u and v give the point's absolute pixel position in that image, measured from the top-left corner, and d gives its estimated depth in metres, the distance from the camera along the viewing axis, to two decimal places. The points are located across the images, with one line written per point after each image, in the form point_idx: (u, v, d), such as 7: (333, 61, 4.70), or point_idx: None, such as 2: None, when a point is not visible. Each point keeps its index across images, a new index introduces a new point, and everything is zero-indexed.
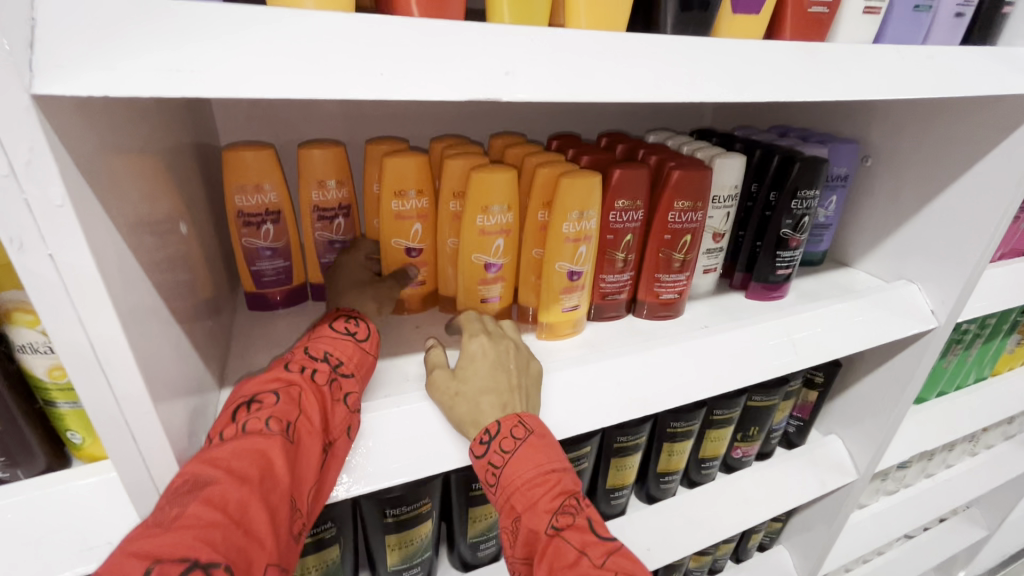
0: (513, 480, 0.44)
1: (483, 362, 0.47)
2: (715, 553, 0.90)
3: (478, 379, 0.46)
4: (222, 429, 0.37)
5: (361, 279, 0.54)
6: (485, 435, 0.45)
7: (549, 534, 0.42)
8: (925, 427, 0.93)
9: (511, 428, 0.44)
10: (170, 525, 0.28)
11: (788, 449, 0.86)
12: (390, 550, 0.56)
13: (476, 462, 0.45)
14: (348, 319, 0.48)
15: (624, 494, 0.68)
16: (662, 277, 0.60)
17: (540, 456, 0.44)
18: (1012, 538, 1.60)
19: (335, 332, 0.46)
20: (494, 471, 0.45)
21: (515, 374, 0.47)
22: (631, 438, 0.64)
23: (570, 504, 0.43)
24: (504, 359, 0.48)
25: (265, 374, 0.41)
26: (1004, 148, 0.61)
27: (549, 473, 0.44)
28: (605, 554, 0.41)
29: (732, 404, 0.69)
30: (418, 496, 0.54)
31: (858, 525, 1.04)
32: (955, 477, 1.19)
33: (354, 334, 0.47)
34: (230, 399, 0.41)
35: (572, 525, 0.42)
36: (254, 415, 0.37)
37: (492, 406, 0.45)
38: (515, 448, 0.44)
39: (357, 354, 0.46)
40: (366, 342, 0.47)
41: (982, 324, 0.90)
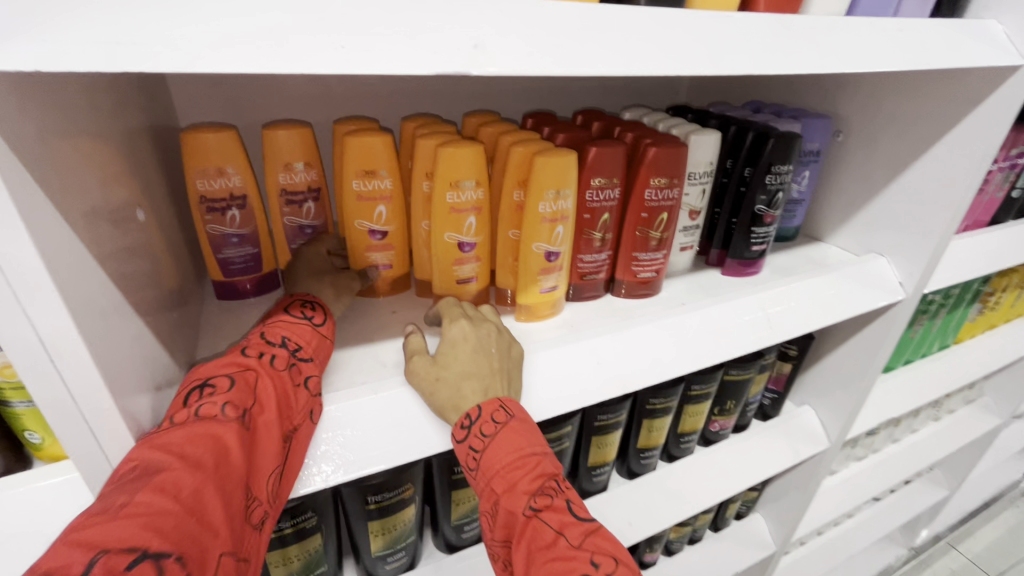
0: (491, 466, 0.44)
1: (465, 346, 0.46)
2: (694, 524, 0.93)
3: (460, 364, 0.46)
4: (173, 414, 0.35)
5: (318, 266, 0.53)
6: (466, 420, 0.44)
7: (527, 515, 0.42)
8: (893, 395, 0.96)
9: (492, 412, 0.44)
10: (117, 512, 0.27)
11: (763, 421, 0.88)
12: (373, 536, 0.56)
13: (457, 447, 0.45)
14: (303, 303, 0.47)
15: (605, 471, 0.69)
16: (639, 255, 0.60)
17: (520, 439, 0.44)
18: (971, 496, 1.70)
19: (292, 317, 0.45)
20: (474, 456, 0.45)
21: (497, 358, 0.47)
22: (612, 416, 0.65)
23: (549, 486, 0.43)
24: (486, 342, 0.47)
25: (220, 359, 0.40)
26: (970, 122, 0.62)
27: (528, 456, 0.44)
28: (583, 535, 0.41)
29: (710, 379, 0.70)
30: (400, 482, 0.54)
31: (830, 492, 1.08)
32: (921, 441, 1.24)
33: (311, 319, 0.46)
34: (184, 382, 0.39)
35: (551, 506, 0.42)
36: (207, 400, 0.36)
37: (474, 391, 0.45)
38: (495, 432, 0.44)
39: (314, 338, 0.45)
40: (323, 325, 0.47)
41: (947, 294, 0.93)
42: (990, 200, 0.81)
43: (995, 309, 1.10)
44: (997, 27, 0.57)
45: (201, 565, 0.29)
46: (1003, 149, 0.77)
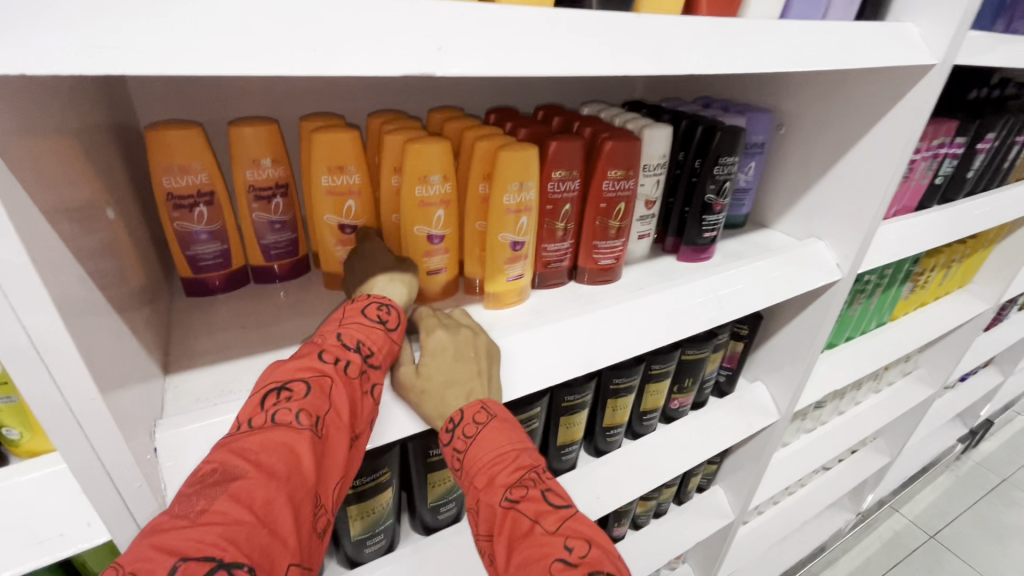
0: (474, 467, 0.47)
1: (445, 354, 0.49)
2: (659, 497, 0.98)
3: (442, 373, 0.49)
4: (253, 415, 0.37)
5: (387, 261, 0.52)
6: (450, 424, 0.48)
7: (504, 507, 0.45)
8: (836, 369, 1.04)
9: (473, 414, 0.48)
10: (196, 519, 0.29)
11: (719, 397, 0.93)
12: (352, 521, 0.58)
13: (444, 449, 0.50)
14: (380, 308, 0.47)
15: (573, 450, 0.73)
16: (600, 244, 0.63)
17: (501, 437, 0.48)
18: (911, 462, 1.84)
19: (371, 318, 0.46)
20: (459, 455, 0.49)
21: (476, 362, 0.50)
22: (577, 397, 0.68)
23: (527, 478, 0.46)
24: (464, 349, 0.50)
25: (298, 359, 0.41)
26: (893, 115, 0.68)
27: (506, 452, 0.47)
28: (557, 522, 0.43)
29: (668, 359, 0.75)
30: (377, 466, 0.56)
31: (783, 462, 1.16)
32: (864, 412, 1.34)
33: (386, 323, 0.47)
34: (263, 376, 0.41)
35: (527, 496, 0.45)
36: (284, 405, 0.38)
37: (457, 397, 0.49)
38: (477, 432, 0.48)
39: (386, 344, 0.46)
40: (396, 330, 0.47)
41: (882, 275, 1.01)
42: (916, 187, 0.89)
43: (925, 287, 1.20)
44: (914, 29, 0.63)
45: (270, 574, 0.31)
46: (926, 141, 0.84)
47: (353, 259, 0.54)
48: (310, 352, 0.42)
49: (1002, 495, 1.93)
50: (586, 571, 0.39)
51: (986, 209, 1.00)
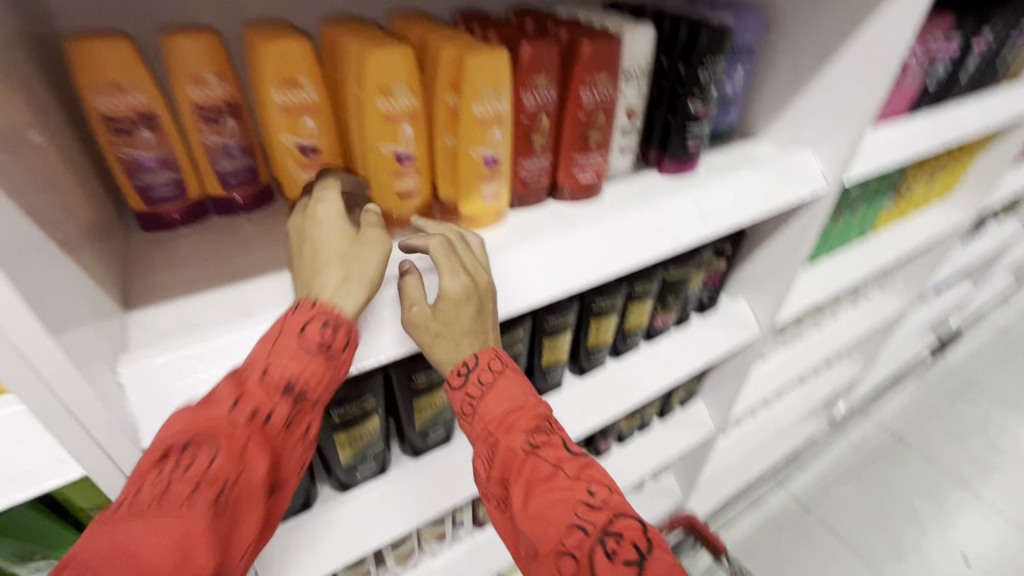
0: (489, 415, 0.48)
1: (466, 306, 0.48)
2: (643, 414, 1.02)
3: (459, 324, 0.48)
4: (142, 485, 0.33)
5: (339, 248, 0.43)
6: (463, 368, 0.49)
7: (526, 451, 0.45)
8: (816, 284, 1.05)
9: (488, 361, 0.49)
10: None
11: (701, 314, 0.94)
12: (341, 448, 0.58)
13: (452, 393, 0.49)
14: (324, 324, 0.42)
15: (558, 370, 0.74)
16: (580, 159, 0.60)
17: (514, 389, 0.49)
18: (882, 371, 1.92)
19: (307, 348, 0.41)
20: (470, 402, 0.49)
21: (491, 315, 0.50)
22: (561, 318, 0.67)
23: (543, 427, 0.47)
24: (483, 304, 0.49)
25: (205, 411, 0.37)
26: (891, 8, 0.64)
27: (522, 403, 0.48)
28: (577, 468, 0.44)
29: (651, 277, 0.74)
30: (360, 394, 0.55)
31: (761, 376, 1.20)
32: (842, 325, 1.38)
33: (328, 347, 0.42)
34: (162, 428, 0.37)
35: (546, 443, 0.46)
36: (184, 478, 0.34)
37: (471, 346, 0.49)
38: (492, 380, 0.49)
39: (324, 375, 0.42)
40: (341, 353, 0.43)
41: (867, 187, 1.00)
42: (908, 90, 0.85)
43: (908, 199, 1.19)
44: None
45: None
46: (921, 39, 0.80)
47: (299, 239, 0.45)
48: (225, 398, 0.39)
49: (964, 397, 2.06)
50: (610, 515, 0.41)
51: (977, 113, 0.97)
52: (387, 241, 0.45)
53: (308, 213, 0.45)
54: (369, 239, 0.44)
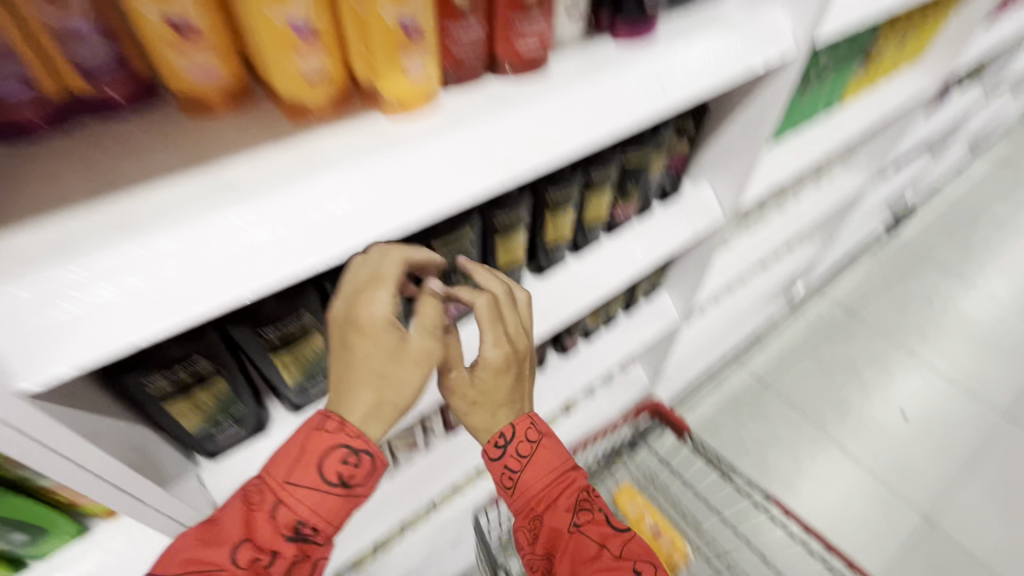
0: (533, 476, 0.71)
1: (505, 384, 0.66)
2: (607, 309, 1.02)
3: (497, 400, 0.67)
4: None
5: (379, 366, 0.46)
6: (501, 440, 0.68)
7: (573, 530, 0.67)
8: (780, 163, 1.01)
9: (522, 429, 0.70)
10: None
11: (663, 201, 0.90)
12: (284, 369, 0.55)
13: (490, 449, 0.68)
14: (345, 457, 0.47)
15: (514, 271, 0.71)
16: (518, 21, 0.49)
17: (552, 464, 0.72)
18: (840, 251, 1.97)
19: (320, 482, 0.46)
20: (510, 476, 0.71)
21: (523, 376, 0.66)
22: (511, 214, 0.62)
23: (585, 508, 0.69)
24: (515, 394, 0.69)
25: (203, 550, 0.43)
26: None
27: (561, 476, 0.72)
28: (618, 547, 0.64)
29: (609, 161, 0.68)
30: (296, 309, 0.51)
31: (724, 263, 1.20)
32: (804, 207, 1.37)
33: (341, 484, 0.47)
34: (178, 542, 0.45)
35: (588, 521, 0.68)
36: None
37: (504, 416, 0.68)
38: (528, 458, 0.69)
39: (332, 513, 0.47)
40: (355, 491, 0.48)
41: (836, 52, 0.93)
42: None
43: (876, 65, 1.13)
44: None
45: None
46: None
47: (342, 332, 0.47)
48: (233, 531, 0.45)
49: (912, 270, 2.16)
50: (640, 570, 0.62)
51: None
52: (429, 362, 0.49)
53: (351, 311, 0.46)
54: (408, 363, 0.48)
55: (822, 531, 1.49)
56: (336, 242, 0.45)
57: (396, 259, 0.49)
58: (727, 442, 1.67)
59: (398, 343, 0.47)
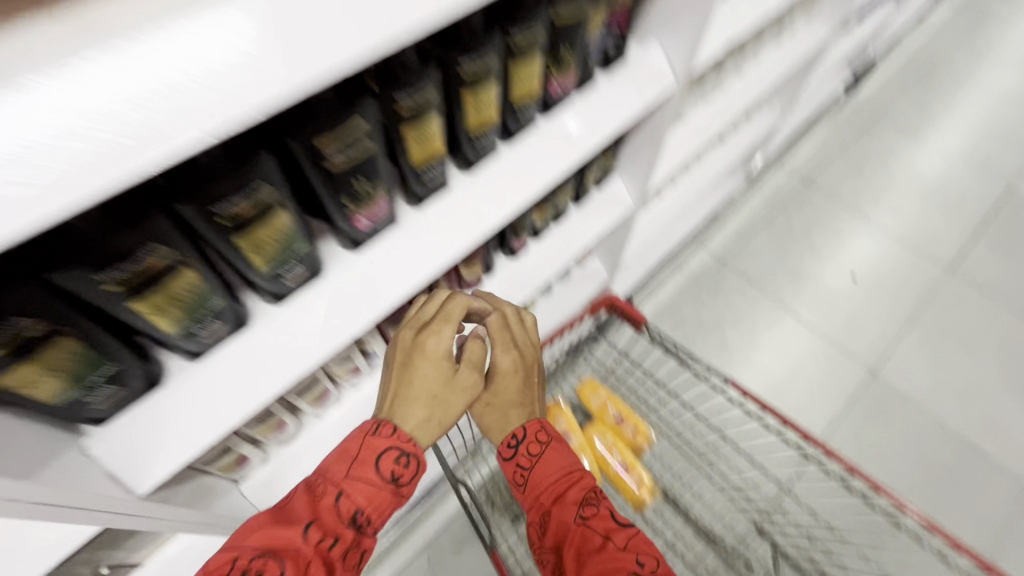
0: (542, 472, 0.75)
1: (512, 384, 0.80)
2: (554, 202, 0.94)
3: (506, 401, 0.79)
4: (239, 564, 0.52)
5: (432, 389, 0.68)
6: (514, 440, 0.77)
7: (578, 522, 0.68)
8: (738, 13, 0.87)
9: (536, 431, 0.77)
10: None
11: (606, 69, 0.77)
12: (157, 317, 0.45)
13: (507, 463, 0.77)
14: (396, 454, 0.63)
15: (434, 170, 0.61)
16: None
17: (560, 459, 0.75)
18: (799, 117, 1.88)
19: (377, 477, 0.62)
20: (522, 471, 0.76)
21: (534, 394, 0.81)
22: (415, 97, 0.50)
23: (591, 500, 0.71)
24: (530, 405, 0.80)
25: (278, 530, 0.55)
26: None
27: (569, 473, 0.74)
28: (626, 539, 0.65)
29: (533, 19, 0.55)
30: (143, 240, 0.39)
31: (678, 139, 1.10)
32: (764, 67, 1.24)
33: (393, 481, 0.63)
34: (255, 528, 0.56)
35: (594, 514, 0.69)
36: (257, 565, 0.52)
37: (518, 417, 0.78)
38: (539, 450, 0.76)
39: (379, 497, 0.62)
40: (402, 485, 0.64)
41: None
42: None
43: None
44: None
45: None
46: None
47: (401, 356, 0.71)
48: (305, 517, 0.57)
49: (868, 130, 2.10)
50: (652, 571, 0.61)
51: None
52: (471, 391, 0.72)
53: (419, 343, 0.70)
54: (456, 390, 0.71)
55: (776, 394, 1.59)
56: (191, 120, 0.31)
57: (458, 304, 0.73)
58: (687, 325, 1.71)
59: (445, 376, 0.70)
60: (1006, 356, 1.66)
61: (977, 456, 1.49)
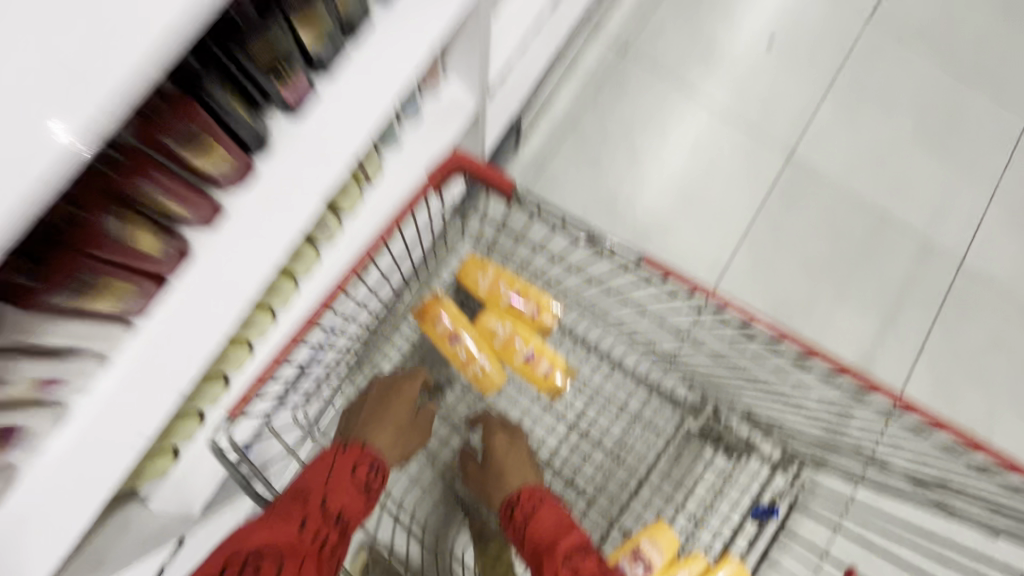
0: (538, 524, 0.78)
1: (507, 449, 0.92)
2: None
3: (504, 461, 0.90)
4: (240, 559, 0.63)
5: (399, 420, 0.90)
6: (510, 506, 0.82)
7: (568, 570, 0.71)
8: None
9: (529, 496, 0.82)
10: None
11: None
12: None
13: (506, 523, 0.82)
14: (370, 470, 0.80)
15: None
16: None
17: (551, 514, 0.79)
18: None
19: (356, 489, 0.76)
20: (519, 530, 0.79)
21: (529, 457, 0.92)
22: None
23: (581, 551, 0.73)
24: (519, 455, 0.91)
25: (276, 534, 0.66)
26: None
27: (563, 528, 0.76)
28: None
29: None
30: None
31: None
32: None
33: (369, 488, 0.78)
34: (254, 530, 0.67)
35: (584, 563, 0.72)
36: (253, 555, 0.63)
37: (514, 481, 0.86)
38: (534, 509, 0.80)
39: (359, 505, 0.75)
40: (374, 488, 0.79)
41: None
42: None
43: None
44: None
45: None
46: None
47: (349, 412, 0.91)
48: (296, 521, 0.69)
49: None
50: None
51: None
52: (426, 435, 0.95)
53: (388, 388, 0.93)
54: (420, 421, 0.94)
55: (691, 202, 1.42)
56: None
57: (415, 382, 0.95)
58: (587, 139, 1.42)
59: (412, 415, 0.93)
60: (917, 107, 1.53)
61: (883, 222, 1.46)
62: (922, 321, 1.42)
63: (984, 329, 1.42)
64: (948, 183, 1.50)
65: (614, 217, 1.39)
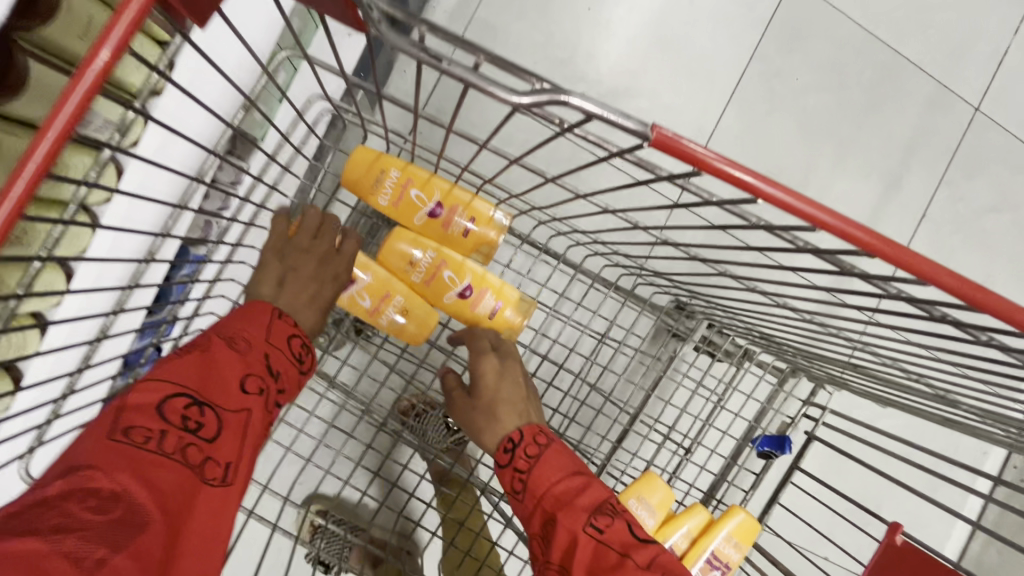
0: (541, 472, 0.58)
1: (492, 376, 0.64)
2: None
3: (489, 392, 0.64)
4: (164, 418, 0.42)
5: (309, 291, 0.58)
6: (510, 441, 0.61)
7: (588, 532, 0.52)
8: None
9: (533, 433, 0.61)
10: (76, 483, 0.37)
11: None
12: None
13: (502, 472, 0.60)
14: (302, 346, 0.54)
15: None
16: None
17: (558, 461, 0.58)
18: None
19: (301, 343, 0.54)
20: (521, 477, 0.59)
21: (522, 383, 0.65)
22: None
23: (606, 509, 0.54)
24: (508, 376, 0.65)
25: (215, 387, 0.46)
26: None
27: (573, 476, 0.57)
28: (650, 558, 0.50)
29: None
30: None
31: None
32: None
33: (300, 359, 0.54)
34: (171, 373, 0.45)
35: (609, 524, 0.53)
36: (185, 416, 0.43)
37: (511, 419, 0.63)
38: (537, 450, 0.59)
39: (296, 377, 0.53)
40: (304, 366, 0.54)
41: None
42: None
43: None
44: None
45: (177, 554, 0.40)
46: None
47: (284, 249, 0.59)
48: (238, 373, 0.47)
49: None
50: None
51: None
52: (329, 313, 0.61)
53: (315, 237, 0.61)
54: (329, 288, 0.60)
55: (670, 48, 1.11)
56: None
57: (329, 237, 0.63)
58: None
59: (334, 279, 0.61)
60: None
61: (897, 61, 1.19)
62: (928, 181, 1.23)
63: (992, 185, 1.25)
64: (976, 2, 1.22)
65: (573, 77, 1.07)
